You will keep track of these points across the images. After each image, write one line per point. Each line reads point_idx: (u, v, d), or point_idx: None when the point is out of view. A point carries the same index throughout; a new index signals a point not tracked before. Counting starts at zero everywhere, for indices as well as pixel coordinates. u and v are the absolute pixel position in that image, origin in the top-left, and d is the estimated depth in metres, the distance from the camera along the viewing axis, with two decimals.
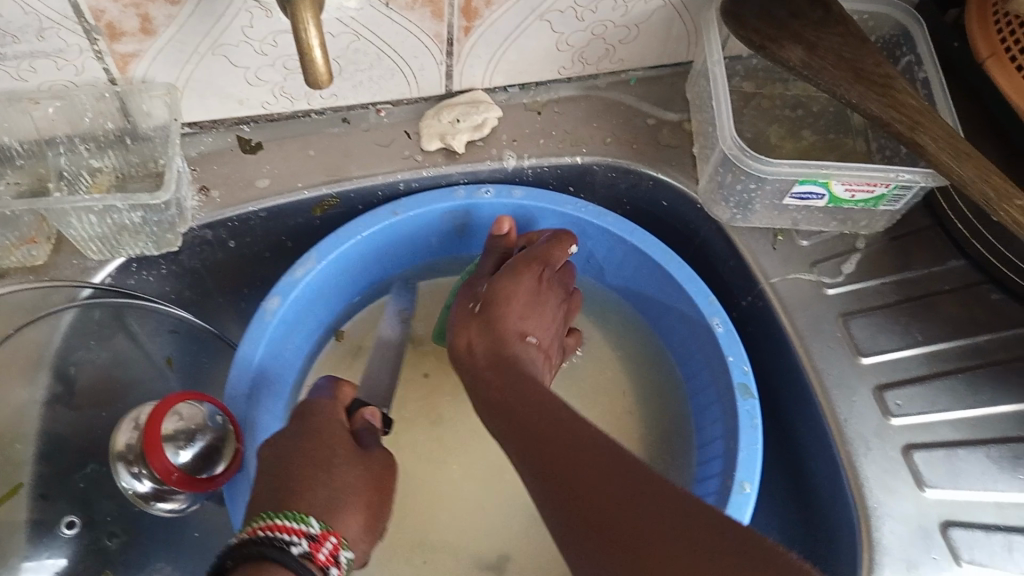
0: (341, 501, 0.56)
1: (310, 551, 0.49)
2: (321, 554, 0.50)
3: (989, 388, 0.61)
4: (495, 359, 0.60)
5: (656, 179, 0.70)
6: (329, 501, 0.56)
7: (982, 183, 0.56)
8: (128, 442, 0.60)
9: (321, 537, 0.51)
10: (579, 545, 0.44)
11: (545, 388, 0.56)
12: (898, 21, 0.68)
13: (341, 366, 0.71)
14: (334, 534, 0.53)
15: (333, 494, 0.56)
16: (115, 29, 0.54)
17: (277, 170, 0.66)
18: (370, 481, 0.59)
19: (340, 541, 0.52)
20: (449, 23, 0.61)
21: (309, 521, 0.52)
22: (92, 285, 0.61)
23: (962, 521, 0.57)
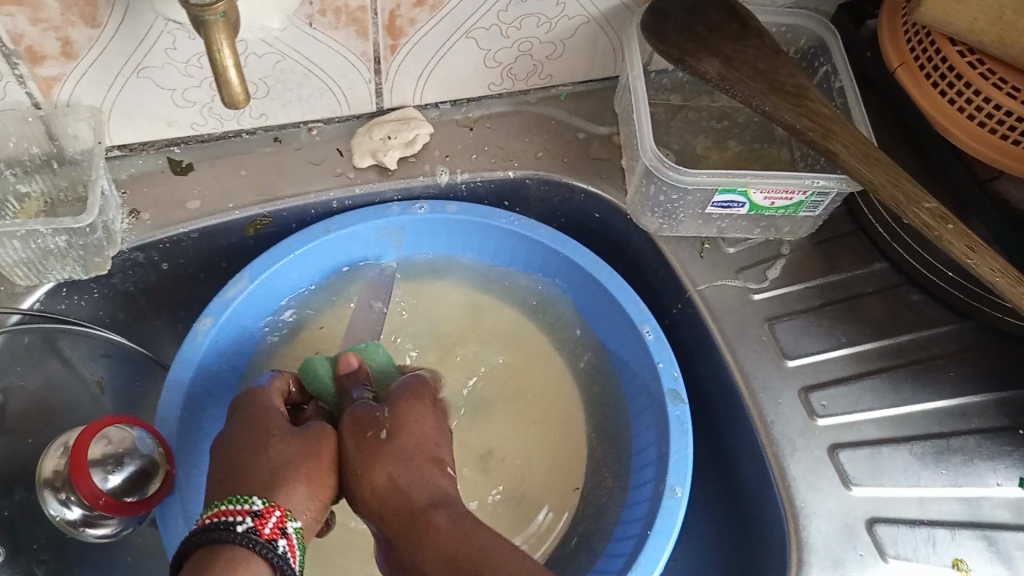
0: (286, 475, 0.53)
1: (254, 527, 0.48)
2: (268, 529, 0.49)
3: (909, 386, 0.63)
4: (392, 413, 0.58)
5: (587, 192, 0.71)
6: (273, 481, 0.52)
7: (890, 188, 0.58)
8: (55, 468, 0.58)
9: (264, 510, 0.49)
10: None
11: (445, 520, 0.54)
12: (814, 33, 0.70)
13: None
14: (279, 507, 0.51)
15: (277, 471, 0.53)
16: (35, 52, 0.54)
17: (208, 191, 0.66)
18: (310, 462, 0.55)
19: (287, 511, 0.51)
20: (375, 41, 0.62)
21: (252, 499, 0.50)
22: (21, 310, 0.60)
23: (887, 517, 0.58)
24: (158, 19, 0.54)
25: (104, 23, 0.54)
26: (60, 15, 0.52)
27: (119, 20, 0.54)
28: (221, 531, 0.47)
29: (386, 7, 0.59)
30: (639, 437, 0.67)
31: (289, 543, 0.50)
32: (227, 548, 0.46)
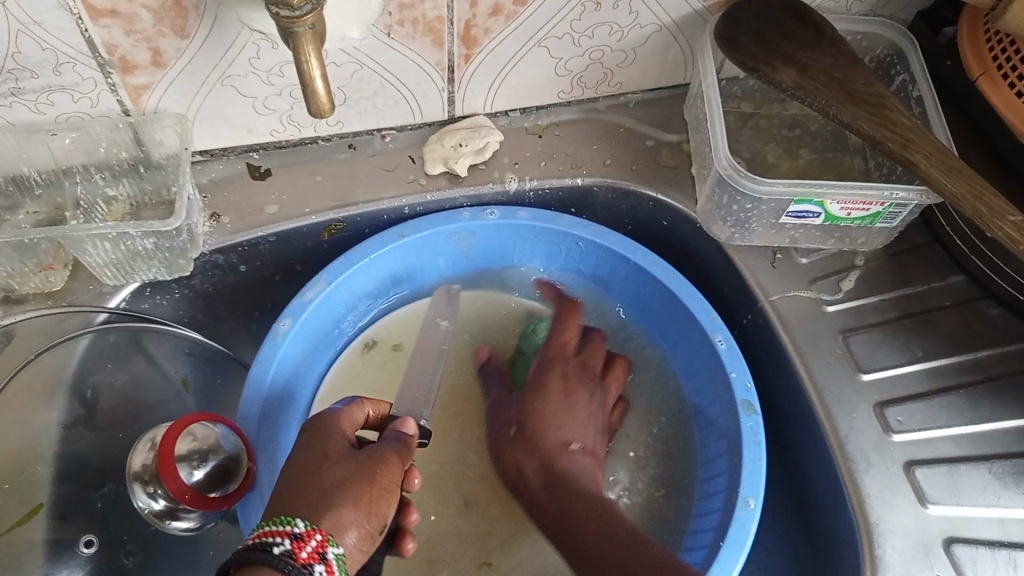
0: (333, 501, 0.48)
1: (292, 550, 0.43)
2: (305, 550, 0.44)
3: (989, 403, 0.61)
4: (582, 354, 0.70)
5: (656, 200, 0.71)
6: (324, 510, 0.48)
7: (974, 200, 0.57)
8: (144, 462, 0.60)
9: (304, 533, 0.45)
10: None
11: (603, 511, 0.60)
12: (891, 41, 0.69)
13: (356, 380, 0.71)
14: (321, 531, 0.46)
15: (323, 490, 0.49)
16: (128, 62, 0.57)
17: (285, 195, 0.68)
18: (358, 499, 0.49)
19: (328, 535, 0.45)
20: (450, 51, 0.62)
21: (295, 521, 0.45)
22: (108, 309, 0.62)
23: (965, 537, 0.57)
24: (244, 29, 0.56)
25: (193, 34, 0.56)
26: (153, 26, 0.54)
27: (207, 31, 0.56)
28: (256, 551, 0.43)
29: (462, 17, 0.60)
30: (707, 447, 0.67)
31: (328, 570, 0.44)
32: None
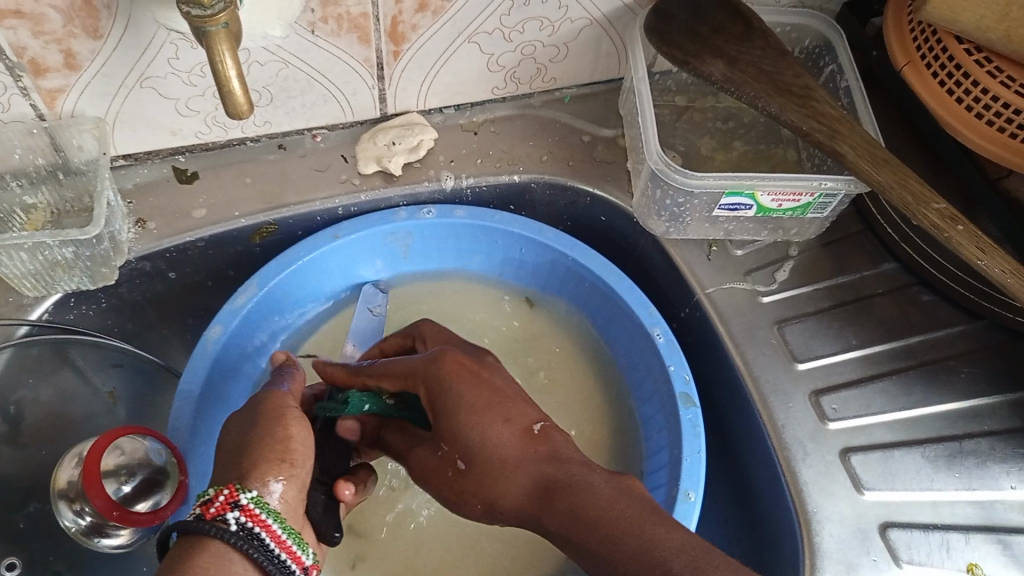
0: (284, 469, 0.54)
1: (201, 513, 0.43)
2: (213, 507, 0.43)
3: (921, 387, 0.62)
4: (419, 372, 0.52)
5: (592, 195, 0.71)
6: (227, 458, 0.47)
7: (899, 188, 0.57)
8: (69, 479, 0.59)
9: (210, 493, 0.44)
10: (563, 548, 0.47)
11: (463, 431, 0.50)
12: (819, 33, 0.70)
13: None
14: (231, 484, 0.45)
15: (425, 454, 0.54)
16: (39, 64, 0.54)
17: (214, 199, 0.66)
18: (247, 422, 0.49)
19: (236, 486, 0.44)
20: (377, 48, 0.61)
21: (202, 489, 0.45)
22: (31, 321, 0.60)
23: (900, 521, 0.58)
24: (161, 29, 0.54)
25: (106, 34, 0.54)
26: (62, 27, 0.52)
27: (121, 31, 0.54)
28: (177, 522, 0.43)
29: (387, 13, 0.59)
30: (650, 440, 0.66)
31: (244, 514, 0.44)
32: (206, 543, 0.42)
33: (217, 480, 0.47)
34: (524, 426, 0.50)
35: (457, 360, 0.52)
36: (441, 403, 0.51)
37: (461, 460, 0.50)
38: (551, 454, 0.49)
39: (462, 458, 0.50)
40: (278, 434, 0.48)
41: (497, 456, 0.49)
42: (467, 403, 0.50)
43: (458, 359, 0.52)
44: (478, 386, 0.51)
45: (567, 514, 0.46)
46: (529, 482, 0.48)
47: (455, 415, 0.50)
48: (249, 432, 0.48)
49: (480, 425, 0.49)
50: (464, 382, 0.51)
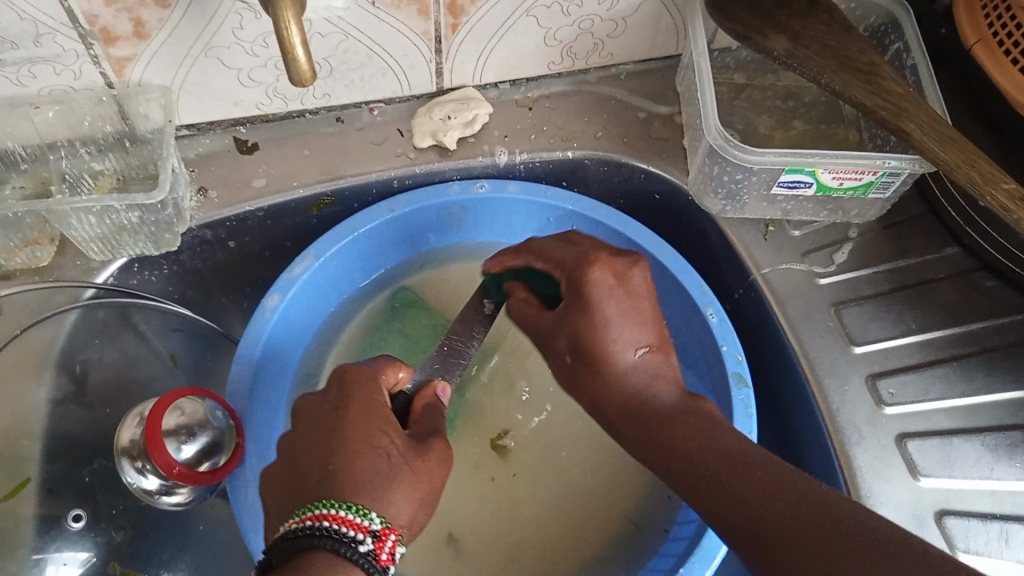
0: None
1: (374, 550, 0.42)
2: (383, 553, 0.43)
3: (983, 374, 0.61)
4: (573, 263, 0.52)
5: (647, 172, 0.70)
6: (376, 482, 0.46)
7: (967, 167, 0.56)
8: (132, 437, 0.59)
9: (383, 532, 0.43)
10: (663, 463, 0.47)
11: (569, 349, 0.52)
12: (887, 10, 0.68)
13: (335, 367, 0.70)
14: (394, 529, 0.45)
15: (557, 324, 0.52)
16: (109, 33, 0.56)
17: (273, 170, 0.67)
18: (419, 457, 0.49)
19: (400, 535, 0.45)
20: (436, 20, 0.61)
21: (372, 515, 0.43)
22: (96, 285, 0.62)
23: (957, 509, 0.57)
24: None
25: (174, 4, 0.55)
26: None
27: (189, 1, 0.55)
28: (346, 546, 0.41)
29: None
30: None
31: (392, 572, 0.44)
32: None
33: (375, 502, 0.45)
34: (634, 344, 0.50)
35: (643, 282, 0.51)
36: (574, 320, 0.51)
37: (569, 354, 0.52)
38: (653, 373, 0.50)
39: (570, 353, 0.52)
40: (424, 492, 0.48)
41: (621, 369, 0.50)
42: (599, 313, 0.50)
43: (607, 261, 0.51)
44: (634, 309, 0.51)
45: (659, 442, 0.47)
46: (645, 398, 0.49)
47: (578, 304, 0.51)
48: (422, 471, 0.49)
49: (594, 328, 0.50)
50: (595, 294, 0.50)
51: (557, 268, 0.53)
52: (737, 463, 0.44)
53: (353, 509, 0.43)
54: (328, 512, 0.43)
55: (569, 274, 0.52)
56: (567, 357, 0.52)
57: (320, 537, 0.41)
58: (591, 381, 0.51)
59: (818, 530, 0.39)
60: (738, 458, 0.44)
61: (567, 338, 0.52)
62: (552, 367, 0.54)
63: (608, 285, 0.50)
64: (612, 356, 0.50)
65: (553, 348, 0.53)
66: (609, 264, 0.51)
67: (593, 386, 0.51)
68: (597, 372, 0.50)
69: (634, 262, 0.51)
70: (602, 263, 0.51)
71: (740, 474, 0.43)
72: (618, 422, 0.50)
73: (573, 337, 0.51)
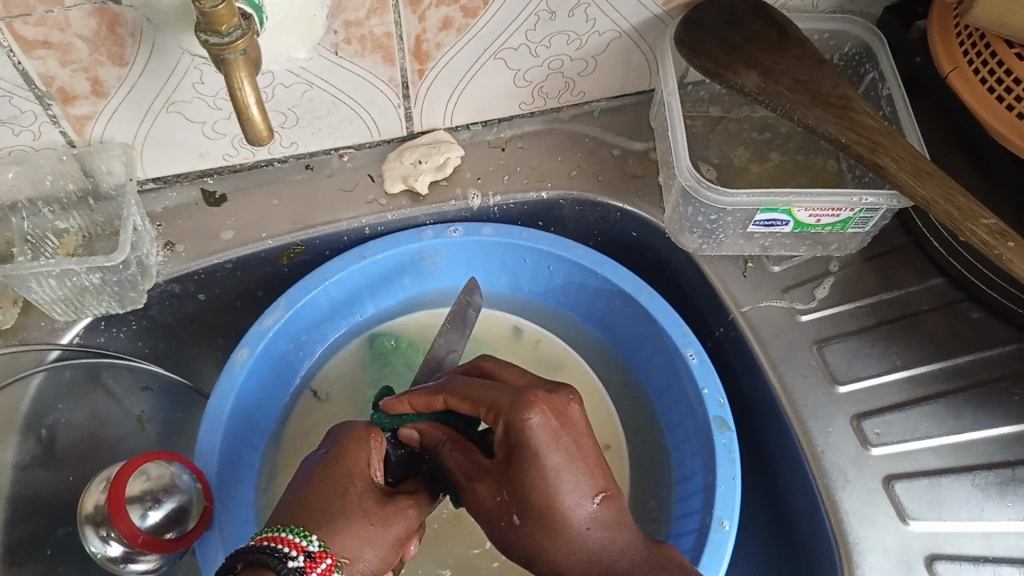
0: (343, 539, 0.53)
1: (305, 569, 0.43)
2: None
3: (971, 411, 0.59)
4: (510, 430, 0.47)
5: (623, 210, 0.69)
6: (324, 516, 0.47)
7: (945, 203, 0.55)
8: (96, 503, 0.58)
9: (317, 554, 0.44)
10: None
11: (507, 519, 0.48)
12: (860, 38, 0.67)
13: (310, 419, 0.67)
14: (332, 555, 0.45)
15: (508, 488, 0.47)
16: (68, 93, 0.55)
17: (241, 221, 0.66)
18: (379, 505, 0.49)
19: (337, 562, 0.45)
20: (402, 67, 0.61)
21: (311, 536, 0.45)
22: (61, 345, 0.61)
23: (947, 553, 0.55)
24: (184, 56, 0.54)
25: (131, 62, 0.54)
26: (88, 56, 0.53)
27: (146, 58, 0.54)
28: (273, 558, 0.42)
29: (411, 32, 0.58)
30: (684, 463, 0.64)
31: None
32: None
33: (319, 528, 0.46)
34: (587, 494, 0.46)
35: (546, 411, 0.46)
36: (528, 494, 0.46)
37: (512, 512, 0.47)
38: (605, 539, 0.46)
39: (517, 514, 0.47)
40: (381, 534, 0.48)
41: (572, 523, 0.46)
42: (545, 465, 0.46)
43: (547, 400, 0.47)
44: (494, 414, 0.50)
45: None
46: (604, 565, 0.45)
47: (515, 468, 0.47)
48: (377, 516, 0.48)
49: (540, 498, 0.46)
50: (537, 444, 0.46)
51: (493, 472, 0.50)
52: None
53: (289, 529, 0.45)
54: (265, 531, 0.45)
55: (503, 415, 0.47)
56: (512, 518, 0.47)
57: (257, 549, 0.43)
58: (528, 527, 0.47)
59: None
60: None
61: (510, 501, 0.48)
62: (495, 529, 0.49)
63: (518, 486, 0.47)
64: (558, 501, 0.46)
65: (494, 513, 0.49)
66: (563, 410, 0.47)
67: (519, 530, 0.47)
68: (538, 513, 0.46)
69: (525, 406, 0.46)
70: (554, 429, 0.46)
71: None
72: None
73: (520, 503, 0.47)
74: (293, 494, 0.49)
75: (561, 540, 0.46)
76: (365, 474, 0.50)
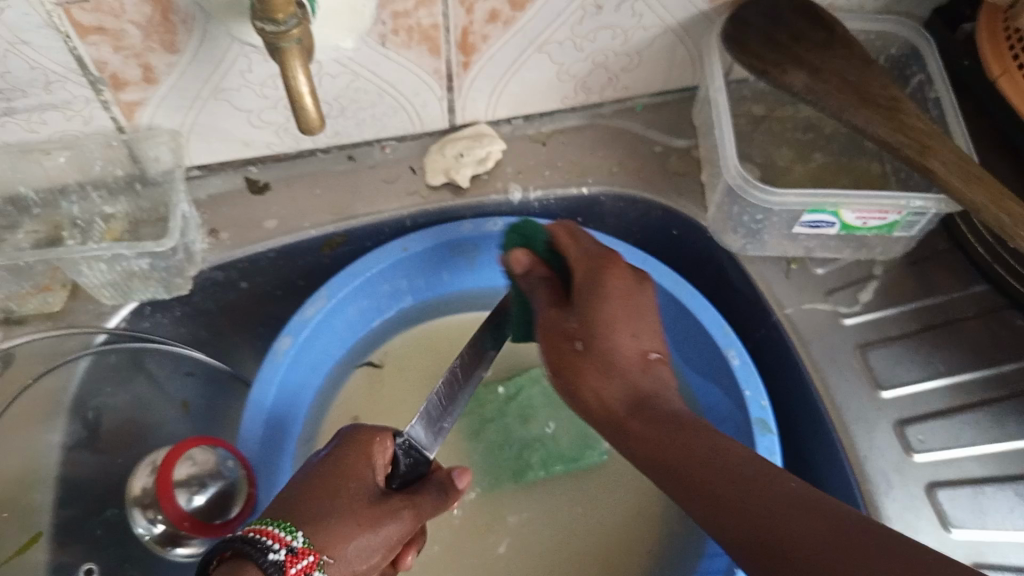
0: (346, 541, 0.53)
1: (284, 561, 0.43)
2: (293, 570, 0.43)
3: (1016, 418, 0.58)
4: (588, 274, 0.54)
5: (664, 208, 0.69)
6: (313, 514, 0.47)
7: (995, 209, 0.54)
8: (143, 486, 0.61)
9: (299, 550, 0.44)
10: (671, 485, 0.47)
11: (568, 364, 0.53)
12: (907, 40, 0.67)
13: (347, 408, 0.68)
14: (315, 552, 0.45)
15: (573, 357, 0.53)
16: (119, 79, 0.55)
17: (285, 210, 0.66)
18: (366, 502, 0.49)
19: (319, 558, 0.45)
20: (448, 59, 0.61)
21: (297, 532, 0.45)
22: (108, 330, 0.61)
23: (991, 563, 0.54)
24: (234, 43, 0.55)
25: (183, 48, 0.54)
26: (141, 42, 0.53)
27: (198, 44, 0.54)
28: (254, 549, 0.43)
29: (458, 24, 0.58)
30: None
31: None
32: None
33: (303, 525, 0.46)
34: (641, 351, 0.53)
35: (549, 290, 0.56)
36: (597, 345, 0.52)
37: (578, 341, 0.52)
38: (650, 390, 0.51)
39: (582, 338, 0.52)
40: (367, 531, 0.48)
41: (638, 364, 0.52)
42: (603, 312, 0.52)
43: (620, 271, 0.54)
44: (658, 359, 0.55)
45: (653, 439, 0.49)
46: (643, 395, 0.51)
47: (594, 315, 0.53)
48: (364, 514, 0.48)
49: (628, 349, 0.52)
50: (628, 303, 0.54)
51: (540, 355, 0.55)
52: (737, 463, 0.45)
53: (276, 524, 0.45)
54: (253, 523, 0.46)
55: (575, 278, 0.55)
56: (575, 344, 0.53)
57: (239, 539, 0.43)
58: (584, 370, 0.52)
59: (800, 506, 0.41)
60: (733, 450, 0.46)
61: (580, 329, 0.53)
62: (557, 380, 0.54)
63: (574, 334, 0.53)
64: (638, 351, 0.53)
65: (562, 348, 0.53)
66: (614, 263, 0.55)
67: (585, 390, 0.52)
68: (604, 355, 0.52)
69: (594, 271, 0.54)
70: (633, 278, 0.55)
71: (766, 486, 0.43)
72: (629, 421, 0.51)
73: (592, 343, 0.52)
74: (286, 490, 0.49)
75: (615, 383, 0.52)
76: (357, 473, 0.50)
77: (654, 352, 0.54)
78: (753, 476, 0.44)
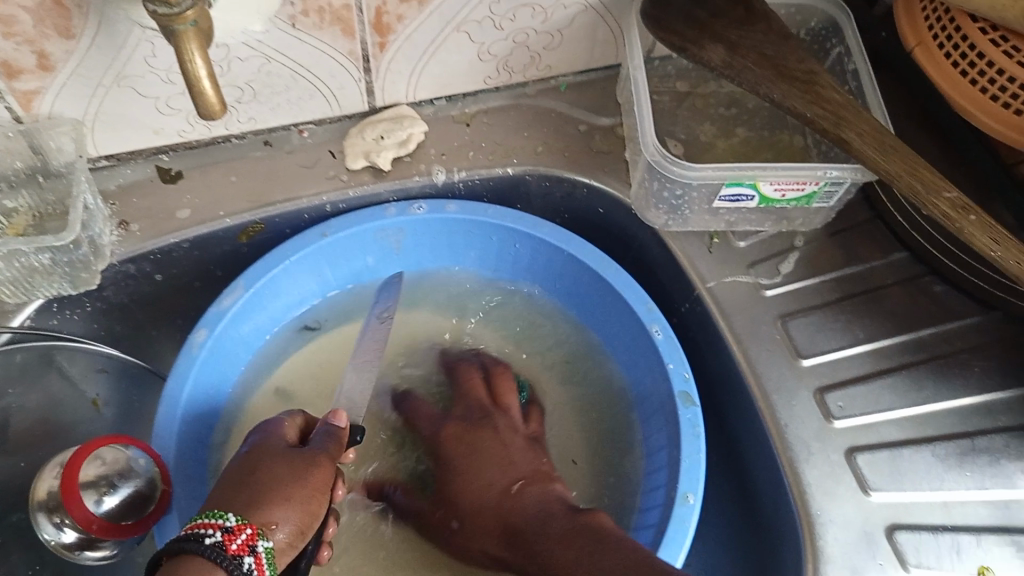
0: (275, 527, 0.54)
1: (223, 542, 0.45)
2: (235, 544, 0.45)
3: (932, 383, 0.60)
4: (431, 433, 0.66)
5: (589, 186, 0.68)
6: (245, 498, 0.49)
7: (909, 177, 0.55)
8: (49, 489, 0.57)
9: (234, 527, 0.46)
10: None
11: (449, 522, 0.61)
12: (827, 14, 0.66)
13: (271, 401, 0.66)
14: (252, 525, 0.47)
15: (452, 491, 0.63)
16: (12, 67, 0.53)
17: (199, 199, 0.64)
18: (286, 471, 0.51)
19: (258, 530, 0.47)
20: (363, 40, 0.59)
21: (227, 514, 0.47)
22: (11, 329, 0.59)
23: (908, 523, 0.56)
24: (134, 27, 0.52)
25: (79, 34, 0.52)
26: (33, 28, 0.50)
27: (95, 30, 0.52)
28: (191, 542, 0.44)
29: (371, 4, 0.56)
30: (651, 439, 0.64)
31: (258, 563, 0.45)
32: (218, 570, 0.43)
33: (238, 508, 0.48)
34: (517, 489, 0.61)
35: (455, 432, 0.65)
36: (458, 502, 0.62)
37: (453, 521, 0.61)
38: (524, 509, 0.59)
39: (455, 519, 0.61)
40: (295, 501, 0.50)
41: (510, 491, 0.61)
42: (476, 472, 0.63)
43: (479, 427, 0.65)
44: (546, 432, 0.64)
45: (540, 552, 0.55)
46: (539, 508, 0.59)
47: (449, 487, 0.63)
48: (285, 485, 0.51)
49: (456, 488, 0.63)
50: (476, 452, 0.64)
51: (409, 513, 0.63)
52: (609, 551, 0.51)
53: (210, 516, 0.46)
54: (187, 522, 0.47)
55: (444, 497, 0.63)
56: (451, 525, 0.61)
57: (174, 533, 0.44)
58: (460, 522, 0.61)
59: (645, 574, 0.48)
60: (607, 542, 0.52)
61: (451, 513, 0.62)
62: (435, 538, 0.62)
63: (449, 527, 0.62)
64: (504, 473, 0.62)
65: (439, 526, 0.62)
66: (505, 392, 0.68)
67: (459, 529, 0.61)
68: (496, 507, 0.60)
69: (432, 449, 0.65)
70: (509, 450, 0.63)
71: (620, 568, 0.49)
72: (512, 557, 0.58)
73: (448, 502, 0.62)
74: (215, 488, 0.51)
75: (524, 507, 0.59)
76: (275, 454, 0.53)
77: (518, 481, 0.62)
78: (610, 555, 0.50)
